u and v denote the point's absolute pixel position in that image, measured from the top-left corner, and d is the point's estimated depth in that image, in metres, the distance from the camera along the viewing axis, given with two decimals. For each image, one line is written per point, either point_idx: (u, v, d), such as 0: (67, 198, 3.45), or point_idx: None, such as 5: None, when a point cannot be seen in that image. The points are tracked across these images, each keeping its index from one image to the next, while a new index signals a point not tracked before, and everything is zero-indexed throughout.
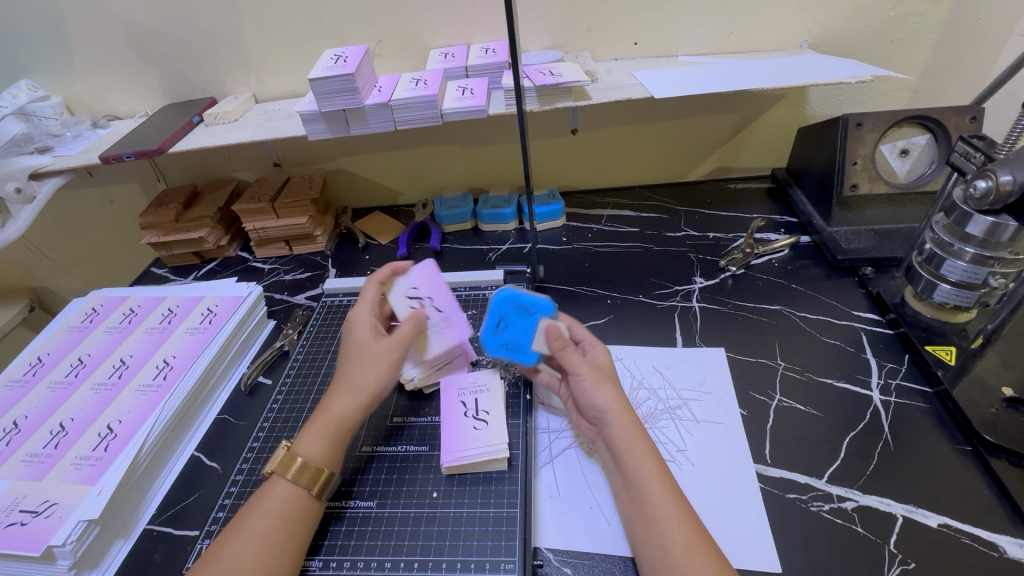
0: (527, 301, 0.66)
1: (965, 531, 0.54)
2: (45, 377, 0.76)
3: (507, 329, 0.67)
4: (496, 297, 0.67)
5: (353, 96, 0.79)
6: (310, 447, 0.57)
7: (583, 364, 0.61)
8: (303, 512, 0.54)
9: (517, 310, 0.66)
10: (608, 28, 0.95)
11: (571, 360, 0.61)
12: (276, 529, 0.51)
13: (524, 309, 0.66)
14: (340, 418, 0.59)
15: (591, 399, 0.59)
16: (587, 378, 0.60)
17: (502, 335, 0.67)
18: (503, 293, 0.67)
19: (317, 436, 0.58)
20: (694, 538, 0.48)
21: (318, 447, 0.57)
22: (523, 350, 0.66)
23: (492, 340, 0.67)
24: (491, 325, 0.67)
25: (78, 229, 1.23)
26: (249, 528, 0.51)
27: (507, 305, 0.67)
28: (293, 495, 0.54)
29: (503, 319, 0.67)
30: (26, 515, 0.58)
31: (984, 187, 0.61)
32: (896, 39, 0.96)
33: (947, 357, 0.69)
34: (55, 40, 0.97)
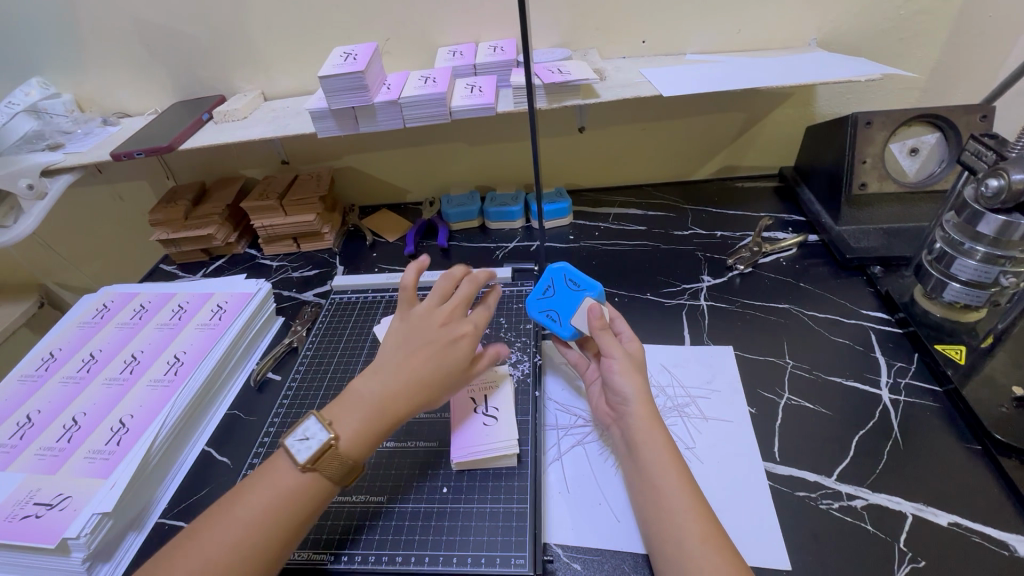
0: (575, 275, 0.70)
1: (976, 530, 0.54)
2: (58, 372, 0.77)
3: (553, 297, 0.70)
4: (552, 268, 0.72)
5: (362, 93, 0.80)
6: (348, 437, 0.52)
7: (618, 350, 0.61)
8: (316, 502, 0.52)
9: (567, 285, 0.70)
10: (616, 26, 0.95)
11: (607, 344, 0.62)
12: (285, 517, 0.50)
13: (573, 285, 0.70)
14: (384, 418, 0.54)
15: (618, 385, 0.59)
16: (618, 364, 0.60)
17: (545, 304, 0.70)
18: (558, 266, 0.72)
19: (357, 428, 0.53)
20: (704, 533, 0.49)
21: (354, 440, 0.53)
22: (563, 321, 0.68)
23: (536, 305, 0.71)
24: (538, 291, 0.71)
25: (88, 226, 1.24)
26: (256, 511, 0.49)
27: (559, 278, 0.71)
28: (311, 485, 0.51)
29: (551, 288, 0.71)
30: (40, 508, 0.59)
31: (996, 185, 0.62)
32: (906, 37, 0.96)
33: (957, 356, 0.69)
34: (66, 38, 0.98)
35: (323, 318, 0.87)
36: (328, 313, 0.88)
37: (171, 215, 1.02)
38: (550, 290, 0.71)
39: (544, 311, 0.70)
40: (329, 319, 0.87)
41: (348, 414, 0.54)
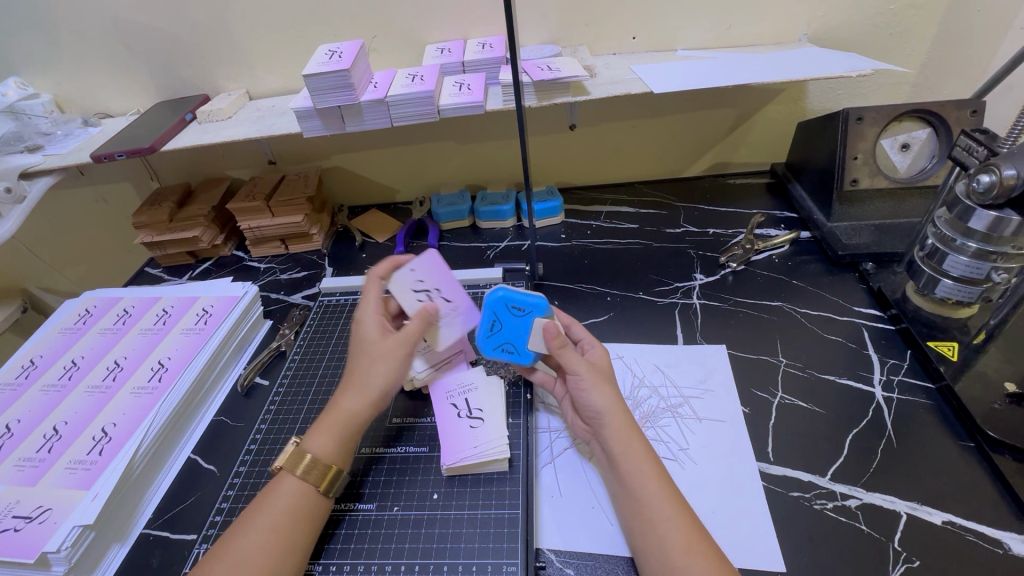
0: (519, 301, 0.62)
1: (970, 529, 0.54)
2: (38, 380, 0.75)
3: (503, 331, 0.64)
4: (489, 299, 0.63)
5: (348, 92, 0.78)
6: (319, 443, 0.56)
7: (583, 364, 0.59)
8: (312, 505, 0.54)
9: (512, 313, 0.63)
10: (607, 22, 0.94)
11: (571, 361, 0.59)
12: (285, 524, 0.51)
13: (517, 311, 0.62)
14: (350, 416, 0.58)
15: (590, 401, 0.58)
16: (585, 377, 0.59)
17: (498, 339, 0.64)
18: (497, 294, 0.63)
19: (328, 434, 0.57)
20: (692, 540, 0.48)
21: (327, 444, 0.56)
22: (520, 350, 0.64)
23: (489, 343, 0.64)
24: (485, 330, 0.64)
25: (70, 228, 1.22)
26: (258, 522, 0.51)
27: (502, 307, 0.63)
28: (303, 490, 0.54)
29: (497, 321, 0.63)
30: (19, 521, 0.57)
31: (988, 181, 0.61)
32: (896, 32, 0.96)
33: (949, 353, 0.69)
34: (44, 37, 0.95)
35: (311, 322, 0.86)
36: (316, 316, 0.87)
37: (156, 218, 1.00)
38: (494, 325, 0.63)
39: (500, 345, 0.64)
40: (317, 322, 0.85)
41: (319, 425, 0.58)
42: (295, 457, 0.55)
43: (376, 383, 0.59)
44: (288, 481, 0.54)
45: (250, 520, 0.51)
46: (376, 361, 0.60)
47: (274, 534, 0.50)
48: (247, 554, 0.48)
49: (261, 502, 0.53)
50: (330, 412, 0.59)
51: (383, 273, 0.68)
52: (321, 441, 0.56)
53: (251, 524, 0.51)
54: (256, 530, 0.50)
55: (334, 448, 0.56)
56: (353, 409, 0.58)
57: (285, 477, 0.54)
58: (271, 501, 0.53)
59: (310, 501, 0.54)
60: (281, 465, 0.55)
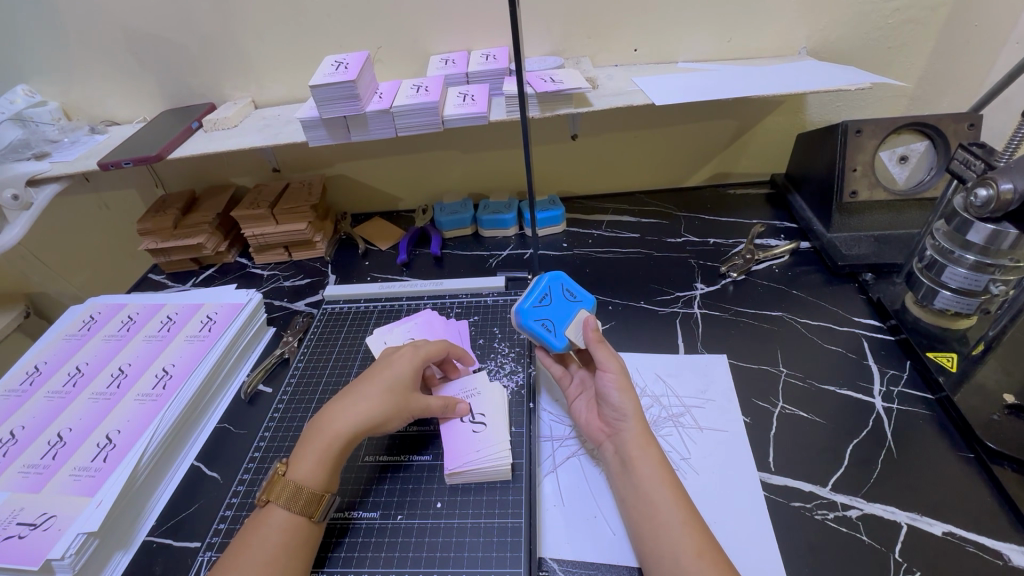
0: (571, 285, 0.69)
1: (970, 539, 0.54)
2: (43, 387, 0.76)
3: (549, 306, 0.67)
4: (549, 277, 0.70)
5: (354, 103, 0.79)
6: (305, 471, 0.56)
7: (615, 363, 0.62)
8: (305, 533, 0.54)
9: (564, 296, 0.69)
10: (609, 35, 0.96)
11: (604, 357, 0.62)
12: (278, 555, 0.51)
13: (569, 295, 0.69)
14: (339, 443, 0.58)
15: (614, 401, 0.60)
16: (614, 378, 0.60)
17: (541, 312, 0.66)
18: (556, 276, 0.70)
19: (315, 461, 0.57)
20: (696, 547, 0.49)
21: (314, 471, 0.56)
22: (557, 331, 0.65)
23: (530, 313, 0.66)
24: (534, 300, 0.67)
25: (75, 233, 1.22)
26: (252, 556, 0.50)
27: (557, 287, 0.69)
28: (293, 520, 0.53)
29: (547, 295, 0.68)
30: (23, 528, 0.58)
31: (985, 195, 0.61)
32: (894, 46, 0.97)
33: (949, 363, 0.69)
34: (53, 46, 0.96)
35: (315, 329, 0.86)
36: (320, 323, 0.87)
37: (160, 225, 1.01)
38: (546, 298, 0.67)
39: (539, 319, 0.66)
40: (321, 330, 0.86)
41: (305, 453, 0.58)
42: (281, 486, 0.55)
43: (381, 424, 0.61)
44: (277, 512, 0.54)
45: (242, 555, 0.51)
46: (390, 405, 0.61)
47: (273, 566, 0.50)
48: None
49: (251, 535, 0.53)
50: (318, 439, 0.58)
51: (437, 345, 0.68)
52: (308, 468, 0.56)
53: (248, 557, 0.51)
54: (249, 564, 0.50)
55: (321, 475, 0.56)
56: (342, 435, 0.59)
57: (274, 509, 0.54)
58: (263, 535, 0.52)
59: (303, 530, 0.54)
60: (271, 498, 0.55)
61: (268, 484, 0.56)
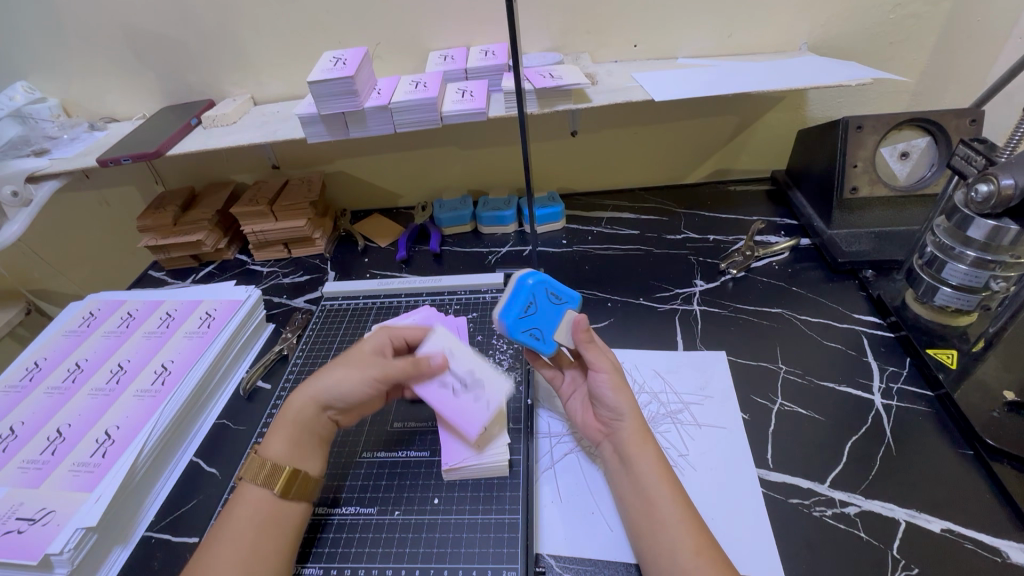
0: (556, 287, 0.61)
1: (969, 536, 0.54)
2: (42, 383, 0.76)
3: (535, 315, 0.60)
4: (527, 281, 0.60)
5: (352, 99, 0.79)
6: (272, 448, 0.57)
7: (607, 362, 0.60)
8: (272, 508, 0.53)
9: (550, 299, 0.61)
10: (608, 30, 0.95)
11: (596, 357, 0.60)
12: (246, 530, 0.51)
13: (554, 298, 0.61)
14: (301, 418, 0.59)
15: (610, 401, 0.59)
16: (607, 378, 0.59)
17: (529, 323, 0.59)
18: (533, 278, 0.61)
19: (283, 437, 0.57)
20: (693, 544, 0.48)
21: (279, 447, 0.57)
22: (547, 339, 0.60)
23: (517, 325, 0.59)
24: (519, 310, 0.59)
25: (76, 231, 1.22)
26: (223, 533, 0.51)
27: (541, 291, 0.60)
28: (260, 495, 0.54)
29: (532, 303, 0.60)
30: (22, 523, 0.58)
31: (986, 191, 0.61)
32: (895, 41, 0.96)
33: (948, 361, 0.69)
34: (53, 42, 0.96)
35: (314, 326, 0.86)
36: (319, 320, 0.87)
37: (160, 222, 1.01)
38: (531, 307, 0.60)
39: (529, 330, 0.59)
40: (320, 327, 0.86)
41: (272, 433, 0.59)
42: (249, 464, 0.56)
43: (339, 387, 0.60)
44: (247, 488, 0.55)
45: (213, 533, 0.51)
46: (346, 369, 0.61)
47: (238, 539, 0.50)
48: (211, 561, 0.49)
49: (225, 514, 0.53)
50: (284, 418, 0.59)
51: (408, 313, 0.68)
52: (274, 444, 0.57)
53: (216, 533, 0.51)
54: (219, 539, 0.51)
55: (286, 450, 0.57)
56: (301, 407, 0.59)
57: (245, 486, 0.55)
58: (232, 511, 0.53)
59: (269, 506, 0.53)
60: (242, 475, 0.56)
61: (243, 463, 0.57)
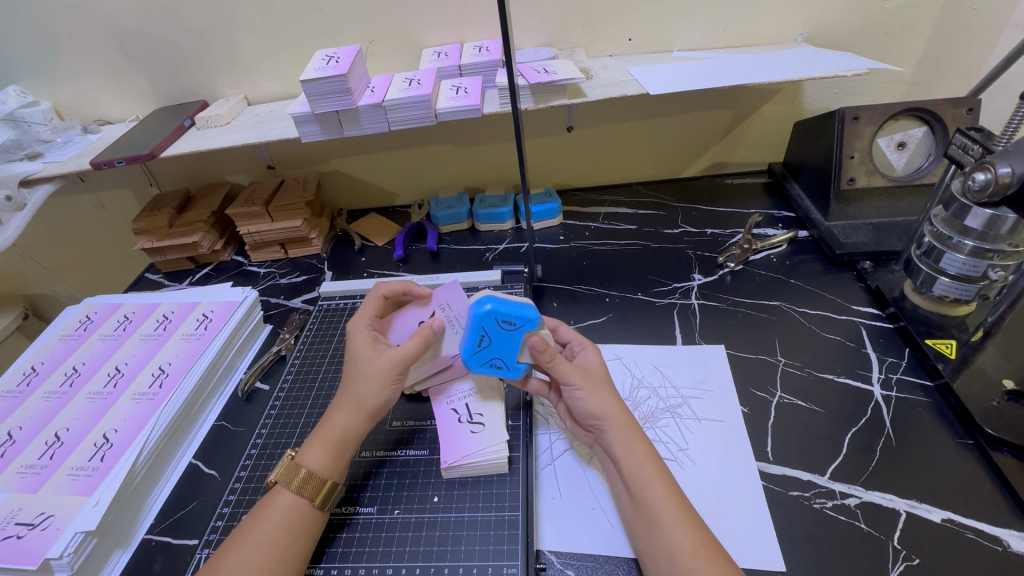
0: (506, 314, 0.58)
1: (969, 526, 0.54)
2: (40, 387, 0.76)
3: (491, 347, 0.59)
4: (474, 313, 0.58)
5: (345, 97, 0.78)
6: (314, 458, 0.56)
7: (577, 373, 0.59)
8: (309, 518, 0.53)
9: (501, 327, 0.58)
10: (603, 24, 0.95)
11: (565, 370, 0.59)
12: (279, 539, 0.51)
13: (506, 325, 0.58)
14: (342, 430, 0.58)
15: (587, 407, 0.58)
16: (580, 385, 0.58)
17: (485, 355, 0.60)
18: (484, 308, 0.58)
19: (323, 448, 0.57)
20: (693, 542, 0.48)
21: (322, 459, 0.56)
22: (510, 364, 0.61)
23: (476, 358, 0.60)
24: (472, 344, 0.59)
25: (71, 234, 1.22)
26: (253, 538, 0.50)
27: (491, 322, 0.58)
28: (298, 503, 0.53)
29: (485, 335, 0.59)
30: (22, 528, 0.58)
31: (983, 179, 0.60)
32: (891, 31, 0.96)
33: (948, 350, 0.69)
34: (43, 45, 0.96)
35: (311, 326, 0.86)
36: (316, 320, 0.87)
37: (155, 224, 1.01)
38: (485, 339, 0.59)
39: (488, 359, 0.60)
40: (317, 326, 0.85)
41: (313, 440, 0.58)
42: (289, 470, 0.55)
43: (367, 397, 0.59)
44: (282, 494, 0.54)
45: (244, 536, 0.51)
46: (367, 378, 0.59)
47: (273, 545, 0.50)
48: (247, 567, 0.48)
49: (255, 519, 0.53)
50: (325, 428, 0.59)
51: (386, 291, 0.69)
52: (317, 455, 0.56)
53: (250, 538, 0.51)
54: (251, 545, 0.50)
55: (330, 463, 0.56)
56: (345, 424, 0.58)
57: (281, 491, 0.54)
58: (266, 515, 0.52)
59: (308, 515, 0.53)
60: (276, 479, 0.55)
61: (276, 466, 0.56)
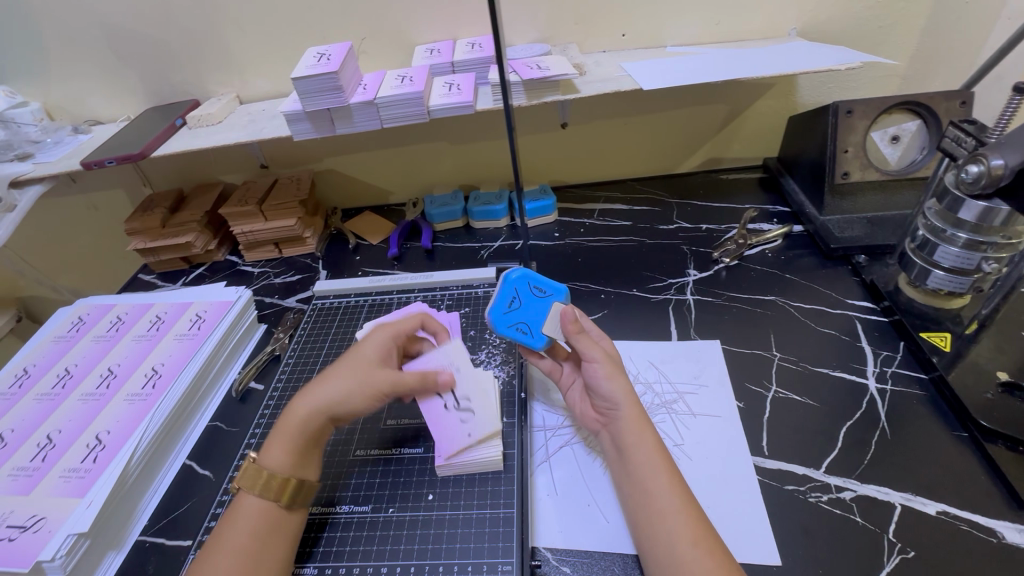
0: (539, 282, 0.64)
1: (964, 518, 0.54)
2: (32, 389, 0.75)
3: (520, 310, 0.64)
4: (512, 278, 0.64)
5: (337, 95, 0.78)
6: (275, 459, 0.55)
7: (598, 351, 0.60)
8: (276, 520, 0.53)
9: (532, 294, 0.64)
10: (596, 20, 0.95)
11: (587, 347, 0.60)
12: (249, 545, 0.50)
13: (538, 292, 0.64)
14: (304, 425, 0.57)
15: (604, 389, 0.58)
16: (600, 365, 0.59)
17: (513, 318, 0.63)
18: (518, 273, 0.64)
19: (282, 447, 0.56)
20: (691, 535, 0.48)
21: (282, 458, 0.55)
22: (534, 332, 0.63)
23: (502, 321, 0.63)
24: (503, 306, 0.64)
25: (64, 236, 1.21)
26: (225, 546, 0.50)
27: (524, 286, 0.64)
28: (264, 507, 0.53)
29: (515, 299, 0.64)
30: (14, 531, 0.57)
31: (976, 171, 0.60)
32: (884, 25, 0.96)
33: (942, 344, 0.69)
34: (33, 44, 0.95)
35: (305, 325, 0.85)
36: (310, 319, 0.86)
37: (149, 224, 1.00)
38: (516, 302, 0.64)
39: (514, 324, 0.63)
40: (312, 325, 0.85)
41: (273, 439, 0.57)
42: (250, 475, 0.54)
43: (336, 387, 0.58)
44: (247, 500, 0.53)
45: (214, 544, 0.51)
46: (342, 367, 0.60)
47: (242, 553, 0.50)
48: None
49: (222, 530, 0.52)
50: (284, 426, 0.58)
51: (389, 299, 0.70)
52: (276, 454, 0.55)
53: (218, 547, 0.50)
54: (223, 552, 0.49)
55: (290, 461, 0.55)
56: (307, 418, 0.57)
57: (244, 496, 0.54)
58: (235, 523, 0.52)
59: (274, 517, 0.53)
60: (239, 485, 0.54)
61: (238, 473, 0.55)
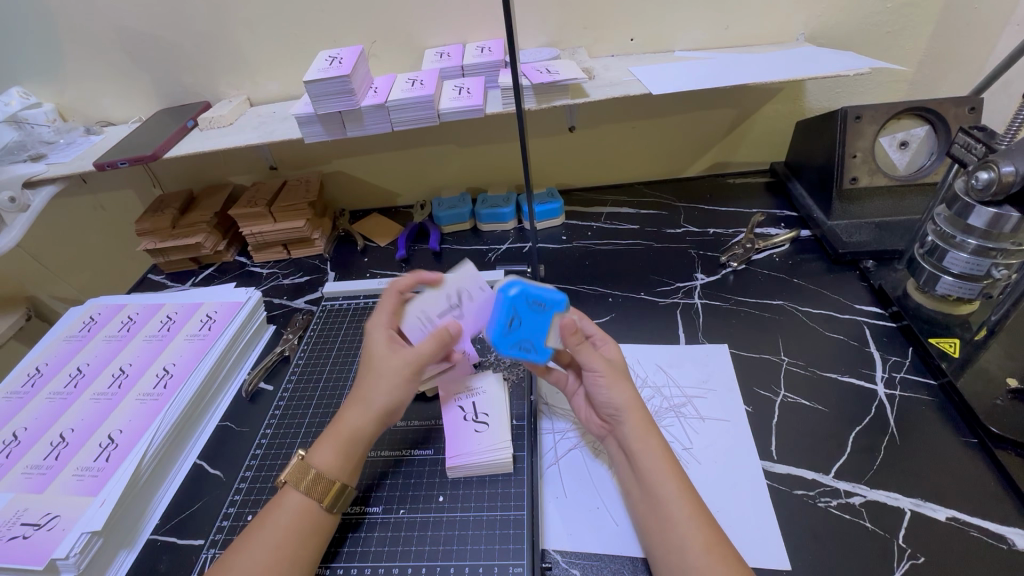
0: (537, 296, 0.57)
1: (974, 524, 0.54)
2: (44, 388, 0.76)
3: (520, 329, 0.58)
4: (504, 297, 0.57)
5: (348, 98, 0.78)
6: (324, 459, 0.56)
7: (601, 362, 0.59)
8: (316, 520, 0.53)
9: (530, 310, 0.58)
10: (605, 25, 0.95)
11: (589, 358, 0.59)
12: (287, 541, 0.51)
13: (538, 307, 0.57)
14: (352, 431, 0.58)
15: (607, 398, 0.58)
16: (603, 374, 0.58)
17: (514, 339, 0.58)
18: (513, 291, 0.57)
19: (332, 448, 0.57)
20: (703, 539, 0.48)
21: (331, 460, 0.56)
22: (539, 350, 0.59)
23: (504, 343, 0.59)
24: (501, 328, 0.58)
25: (74, 236, 1.22)
26: (262, 539, 0.51)
27: (521, 304, 0.57)
28: (307, 505, 0.53)
29: (514, 318, 0.57)
30: (28, 528, 0.58)
31: (986, 178, 0.60)
32: (892, 30, 0.96)
33: (951, 349, 0.69)
34: (47, 46, 0.96)
35: (315, 326, 0.86)
36: (320, 320, 0.87)
37: (159, 224, 1.00)
38: (515, 322, 0.58)
39: (516, 344, 0.59)
40: (321, 327, 0.86)
41: (323, 439, 0.58)
42: (299, 471, 0.55)
43: (380, 397, 0.59)
44: (291, 495, 0.54)
45: (252, 537, 0.51)
46: (381, 377, 0.59)
47: (276, 548, 0.50)
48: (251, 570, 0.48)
49: (259, 524, 0.52)
50: (334, 429, 0.59)
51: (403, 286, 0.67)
52: (326, 455, 0.56)
53: (253, 539, 0.51)
54: (259, 547, 0.50)
55: (339, 464, 0.56)
56: (355, 424, 0.58)
57: (290, 491, 0.54)
58: (277, 517, 0.52)
59: (315, 517, 0.53)
60: (286, 479, 0.55)
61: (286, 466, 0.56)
